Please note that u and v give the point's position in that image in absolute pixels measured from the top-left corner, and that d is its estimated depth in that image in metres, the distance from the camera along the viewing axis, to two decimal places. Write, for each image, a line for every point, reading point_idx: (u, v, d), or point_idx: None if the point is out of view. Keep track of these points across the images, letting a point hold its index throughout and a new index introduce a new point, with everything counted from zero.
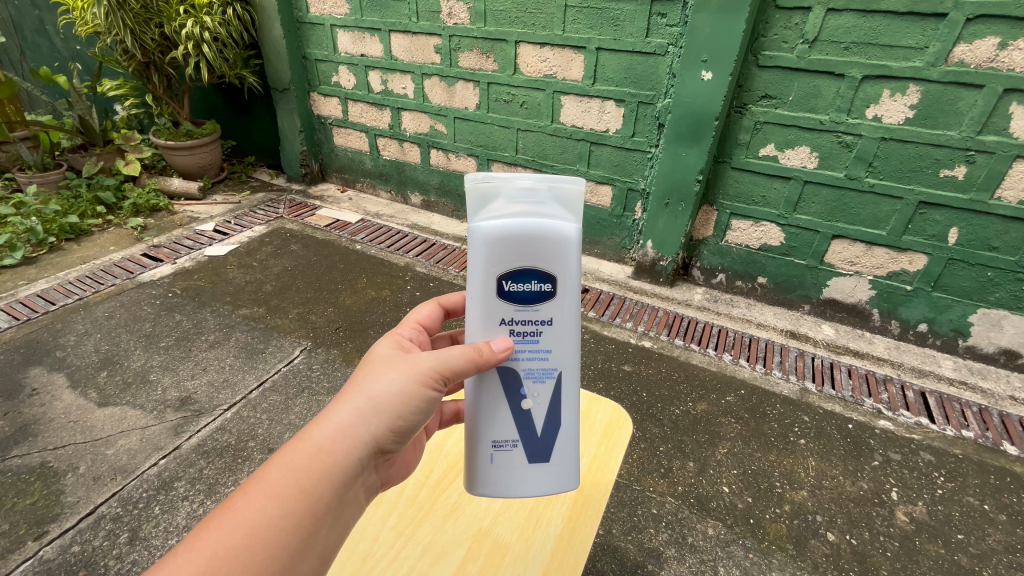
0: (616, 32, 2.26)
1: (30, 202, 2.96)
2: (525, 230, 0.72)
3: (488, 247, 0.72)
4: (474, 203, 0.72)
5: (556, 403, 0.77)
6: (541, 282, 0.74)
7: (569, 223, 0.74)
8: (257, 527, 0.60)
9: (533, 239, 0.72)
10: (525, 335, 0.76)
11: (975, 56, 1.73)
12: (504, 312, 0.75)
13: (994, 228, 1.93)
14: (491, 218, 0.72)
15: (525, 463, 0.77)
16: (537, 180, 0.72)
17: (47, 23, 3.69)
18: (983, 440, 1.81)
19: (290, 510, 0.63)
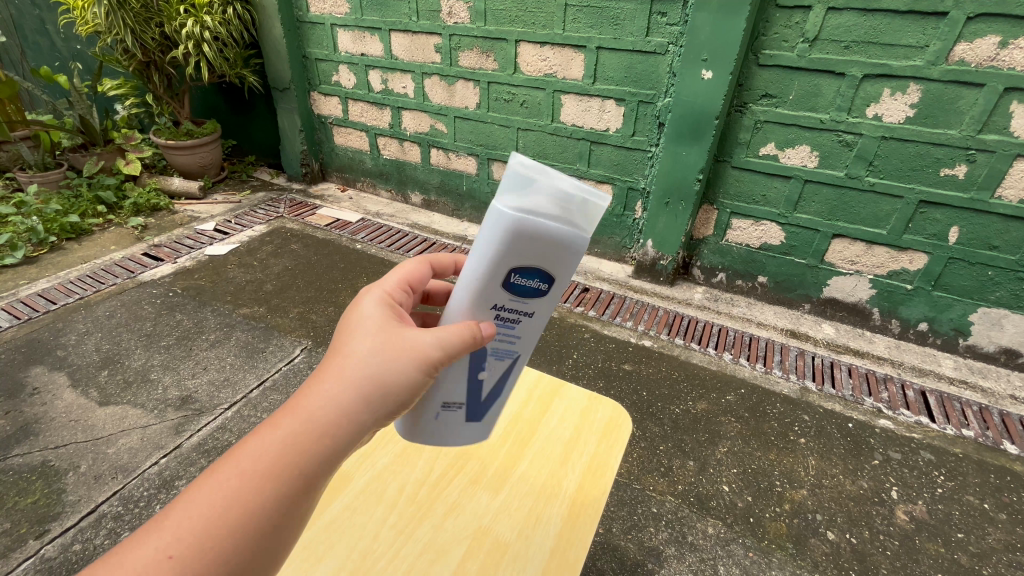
0: (616, 31, 2.26)
1: (31, 202, 2.97)
2: (543, 232, 0.67)
3: (506, 237, 0.66)
4: (510, 184, 0.65)
5: (505, 378, 0.80)
6: (540, 281, 0.71)
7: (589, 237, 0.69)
8: (222, 515, 0.56)
9: (551, 243, 0.67)
10: (506, 321, 0.74)
11: (975, 55, 1.73)
12: (498, 299, 0.72)
13: (995, 227, 1.93)
14: (518, 211, 0.65)
15: (463, 423, 0.80)
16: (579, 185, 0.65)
17: (48, 23, 3.69)
18: (983, 439, 1.81)
19: (256, 500, 0.57)
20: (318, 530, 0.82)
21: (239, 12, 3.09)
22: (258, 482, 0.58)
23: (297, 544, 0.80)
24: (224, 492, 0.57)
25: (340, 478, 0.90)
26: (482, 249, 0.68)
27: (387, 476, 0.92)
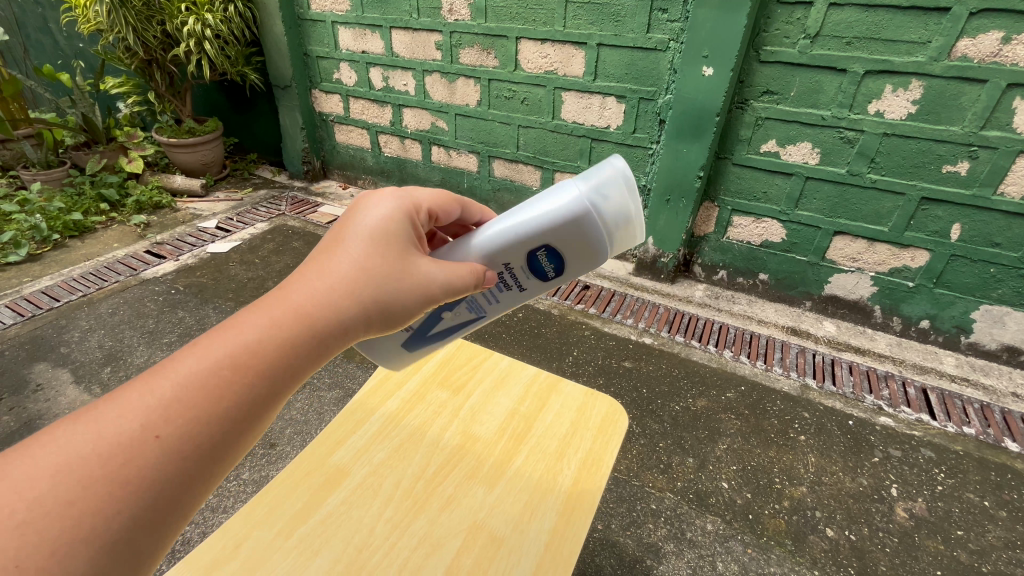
0: (617, 28, 2.25)
1: (34, 199, 2.99)
2: (588, 228, 0.79)
3: (567, 214, 0.79)
4: (604, 179, 0.79)
5: (458, 329, 0.89)
6: (554, 261, 0.83)
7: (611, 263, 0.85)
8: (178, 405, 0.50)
9: (590, 244, 0.81)
10: (503, 279, 0.85)
11: (978, 51, 1.72)
12: (514, 253, 0.83)
13: (997, 224, 1.91)
14: (587, 202, 0.78)
15: (397, 340, 0.88)
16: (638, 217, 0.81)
17: (50, 21, 3.71)
18: (984, 436, 1.80)
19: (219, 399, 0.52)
20: (314, 524, 0.83)
21: (240, 10, 3.10)
22: (241, 369, 0.53)
23: (294, 538, 0.81)
24: (198, 376, 0.52)
25: (338, 473, 0.91)
26: (542, 206, 0.81)
27: (384, 471, 0.93)
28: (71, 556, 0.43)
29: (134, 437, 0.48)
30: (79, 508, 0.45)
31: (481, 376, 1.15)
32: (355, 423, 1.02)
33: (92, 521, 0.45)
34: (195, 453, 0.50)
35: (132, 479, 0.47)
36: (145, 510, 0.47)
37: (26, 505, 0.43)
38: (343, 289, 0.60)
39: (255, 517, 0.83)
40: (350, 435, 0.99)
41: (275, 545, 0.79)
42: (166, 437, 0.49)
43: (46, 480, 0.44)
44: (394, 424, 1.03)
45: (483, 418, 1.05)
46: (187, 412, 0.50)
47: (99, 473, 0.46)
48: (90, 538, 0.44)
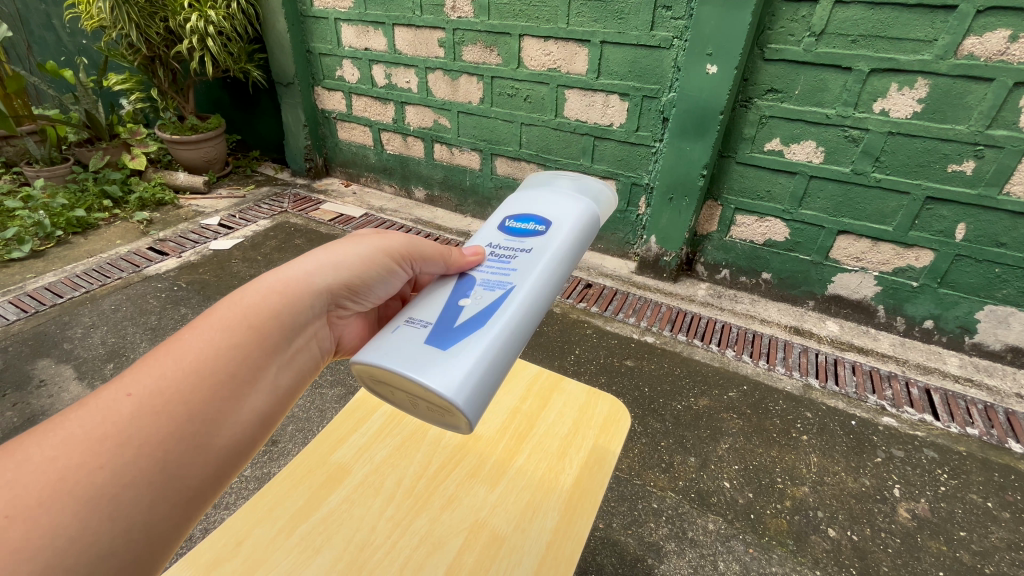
0: (620, 25, 2.24)
1: (38, 196, 2.99)
2: (544, 191, 0.93)
3: (517, 199, 0.94)
4: (529, 180, 1.01)
5: (492, 309, 0.75)
6: (537, 223, 0.87)
7: (590, 204, 0.91)
8: (156, 375, 0.58)
9: (553, 198, 0.90)
10: (503, 254, 0.84)
11: (985, 49, 1.70)
12: (495, 238, 0.88)
13: (1003, 224, 1.90)
14: (528, 186, 0.97)
15: (422, 343, 0.71)
16: (576, 175, 0.98)
17: (54, 18, 3.71)
18: (988, 437, 1.80)
19: (193, 367, 0.60)
20: (315, 521, 0.83)
21: (243, 7, 3.09)
22: (202, 338, 0.63)
23: (295, 537, 0.80)
24: (171, 354, 0.60)
25: (339, 471, 0.91)
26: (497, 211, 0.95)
27: (385, 470, 0.93)
28: (55, 505, 0.48)
29: (109, 402, 0.55)
30: (64, 463, 0.50)
31: None
32: (356, 421, 1.02)
33: (74, 473, 0.50)
34: (167, 409, 0.56)
35: (110, 436, 0.53)
36: (123, 462, 0.52)
37: (17, 468, 0.49)
38: (292, 271, 0.75)
39: (257, 514, 0.83)
40: (351, 433, 0.99)
41: (276, 543, 0.79)
42: (136, 396, 0.56)
43: (36, 446, 0.51)
44: (396, 423, 1.02)
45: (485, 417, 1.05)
46: (155, 373, 0.58)
47: (82, 435, 0.52)
48: (72, 488, 0.49)
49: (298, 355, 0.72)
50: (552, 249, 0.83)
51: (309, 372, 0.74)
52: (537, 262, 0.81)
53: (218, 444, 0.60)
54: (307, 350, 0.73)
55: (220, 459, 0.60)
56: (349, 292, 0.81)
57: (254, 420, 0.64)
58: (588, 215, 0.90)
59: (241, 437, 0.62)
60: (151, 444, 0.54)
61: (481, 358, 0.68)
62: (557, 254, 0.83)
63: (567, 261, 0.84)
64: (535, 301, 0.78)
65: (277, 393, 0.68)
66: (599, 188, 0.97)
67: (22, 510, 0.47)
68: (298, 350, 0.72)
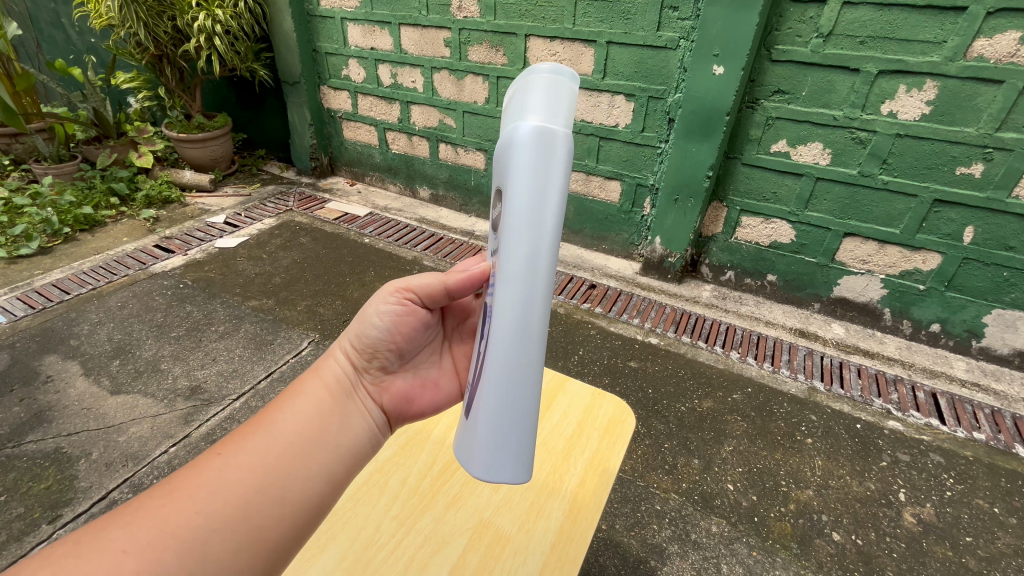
0: (627, 25, 2.23)
1: (45, 193, 3.01)
2: (496, 148, 0.58)
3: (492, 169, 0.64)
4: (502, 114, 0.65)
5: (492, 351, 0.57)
6: None
7: (527, 119, 0.51)
8: (241, 441, 0.67)
9: (499, 154, 0.57)
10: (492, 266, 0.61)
11: (996, 50, 1.69)
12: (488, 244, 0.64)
13: (1012, 227, 1.88)
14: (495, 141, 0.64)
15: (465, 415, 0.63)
16: (531, 76, 0.55)
17: (63, 16, 3.73)
18: (994, 442, 1.78)
19: (270, 433, 0.68)
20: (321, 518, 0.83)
21: (250, 6, 3.10)
22: (280, 409, 0.72)
23: None
24: (255, 424, 0.70)
25: None
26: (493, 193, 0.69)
27: (390, 468, 0.93)
28: (161, 547, 0.56)
29: (206, 463, 0.65)
30: (166, 513, 0.59)
31: None
32: None
33: (176, 521, 0.58)
34: (247, 470, 0.64)
35: (204, 489, 0.61)
36: (210, 512, 0.60)
37: (135, 514, 0.59)
38: (345, 345, 0.83)
39: None
40: None
41: None
42: (225, 455, 0.65)
43: (149, 498, 0.61)
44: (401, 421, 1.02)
45: None
46: (239, 439, 0.68)
47: (182, 490, 0.61)
48: (173, 533, 0.57)
49: (357, 418, 0.78)
50: (506, 243, 0.51)
51: (372, 434, 0.79)
52: (501, 287, 0.53)
53: (290, 499, 0.65)
54: (366, 415, 0.79)
55: (295, 513, 0.65)
56: (394, 353, 0.87)
57: (325, 476, 0.69)
58: (542, 140, 0.50)
59: (312, 493, 0.67)
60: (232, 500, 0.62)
61: (510, 419, 0.56)
62: (531, 243, 0.51)
63: (554, 234, 0.51)
64: (529, 335, 0.53)
65: (343, 451, 0.73)
66: (549, 69, 0.54)
67: (136, 547, 0.55)
68: (355, 414, 0.78)
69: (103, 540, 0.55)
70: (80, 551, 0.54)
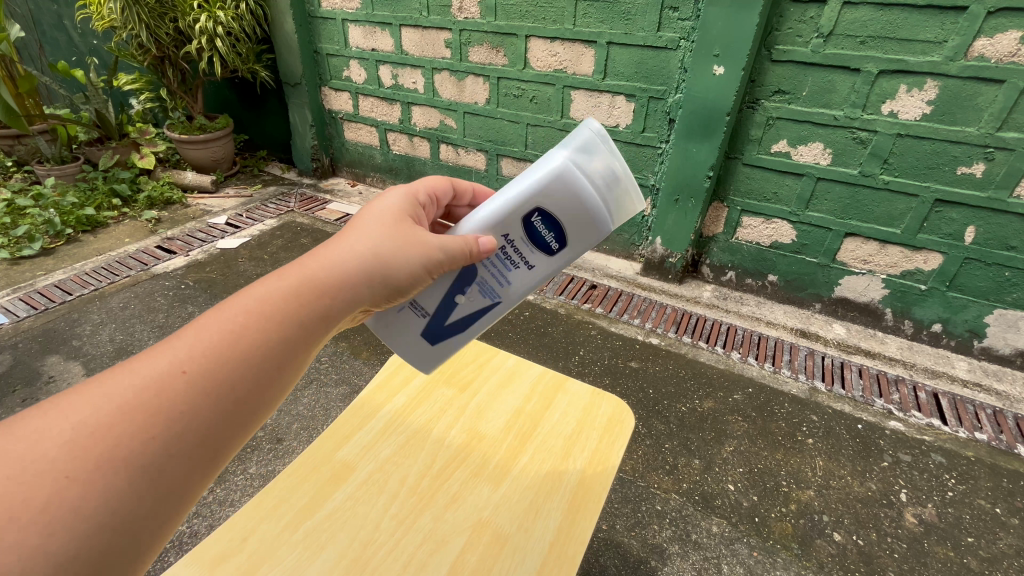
0: (627, 26, 2.24)
1: (48, 194, 3.02)
2: (583, 201, 0.82)
3: (559, 182, 0.81)
4: (574, 139, 0.84)
5: (475, 318, 0.89)
6: (555, 236, 0.84)
7: (612, 224, 0.85)
8: (206, 352, 0.56)
9: (582, 210, 0.82)
10: (508, 254, 0.86)
11: (996, 50, 1.69)
12: (514, 228, 0.85)
13: (1013, 226, 1.88)
14: (572, 163, 0.82)
15: (420, 330, 0.89)
16: (628, 187, 0.84)
17: (65, 18, 3.75)
18: (996, 442, 1.78)
19: (240, 352, 0.58)
20: (320, 518, 0.84)
21: (252, 7, 3.11)
22: (254, 317, 0.60)
23: (300, 532, 0.81)
24: (222, 334, 0.58)
25: (344, 468, 0.92)
26: (529, 177, 0.83)
27: (389, 468, 0.93)
28: (110, 471, 0.48)
29: (162, 372, 0.54)
30: (116, 432, 0.49)
31: (486, 374, 1.16)
32: (362, 419, 1.02)
33: (126, 443, 0.49)
34: (215, 393, 0.55)
35: (161, 411, 0.52)
36: (169, 438, 0.52)
37: (74, 426, 0.49)
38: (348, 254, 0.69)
39: (262, 511, 0.84)
40: (357, 431, 1.00)
41: (281, 538, 0.80)
42: (187, 372, 0.54)
43: (89, 407, 0.50)
44: (400, 421, 1.03)
45: (489, 416, 1.06)
46: (205, 349, 0.56)
47: (134, 404, 0.51)
48: (123, 459, 0.49)
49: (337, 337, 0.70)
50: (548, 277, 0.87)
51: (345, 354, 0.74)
52: (517, 292, 0.88)
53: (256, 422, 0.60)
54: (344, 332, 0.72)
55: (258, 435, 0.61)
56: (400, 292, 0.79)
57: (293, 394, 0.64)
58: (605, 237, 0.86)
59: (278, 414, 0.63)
60: (192, 424, 0.53)
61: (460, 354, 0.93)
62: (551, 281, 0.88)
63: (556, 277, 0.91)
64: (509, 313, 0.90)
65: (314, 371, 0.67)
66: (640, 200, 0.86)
67: (82, 473, 0.47)
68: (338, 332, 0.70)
69: (35, 458, 0.47)
70: (13, 467, 0.46)
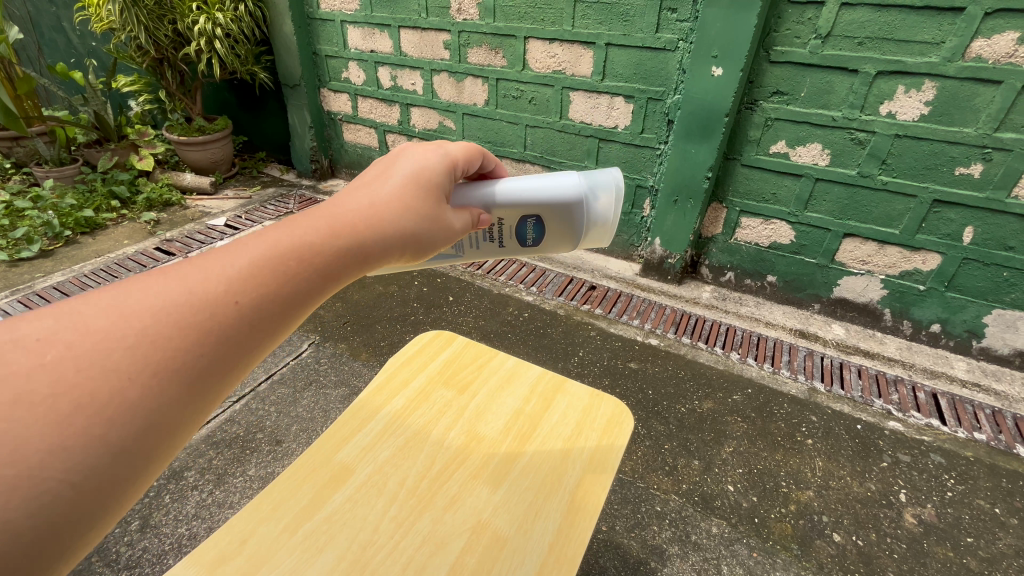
0: (626, 27, 2.24)
1: (47, 196, 3.02)
2: (572, 225, 1.02)
3: (565, 205, 0.99)
4: (595, 181, 1.01)
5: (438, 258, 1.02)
6: (535, 237, 1.02)
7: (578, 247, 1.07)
8: (263, 275, 0.53)
9: (566, 232, 1.02)
10: (491, 231, 1.00)
11: (993, 51, 1.69)
12: (511, 217, 0.99)
13: (1011, 227, 1.88)
14: (582, 197, 1.00)
15: None
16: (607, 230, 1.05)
17: (64, 20, 3.75)
18: (995, 442, 1.78)
19: (294, 281, 0.55)
20: (319, 520, 0.84)
21: (251, 9, 3.11)
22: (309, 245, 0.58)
23: (298, 535, 0.81)
24: (276, 258, 0.55)
25: (343, 470, 0.92)
26: (546, 190, 0.98)
27: (388, 470, 0.93)
28: (164, 382, 0.45)
29: (217, 288, 0.50)
30: (174, 342, 0.46)
31: (486, 376, 1.16)
32: (361, 421, 1.03)
33: (182, 355, 0.46)
34: (268, 318, 0.52)
35: (216, 328, 0.48)
36: (221, 358, 0.49)
37: (128, 325, 0.44)
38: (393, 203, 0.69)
39: (261, 513, 0.84)
40: (356, 433, 1.00)
41: (279, 541, 0.80)
42: (245, 295, 0.51)
43: (143, 308, 0.46)
44: (399, 423, 1.03)
45: (489, 417, 1.06)
46: (264, 271, 0.53)
47: (189, 315, 0.47)
48: (179, 371, 0.46)
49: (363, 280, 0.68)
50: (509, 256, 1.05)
51: None
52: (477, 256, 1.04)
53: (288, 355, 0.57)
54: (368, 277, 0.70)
55: None
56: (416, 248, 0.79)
57: None
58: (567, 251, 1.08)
59: None
60: (219, 365, 0.48)
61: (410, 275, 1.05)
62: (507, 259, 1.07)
63: None
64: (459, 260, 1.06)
65: None
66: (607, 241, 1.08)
67: (137, 379, 0.43)
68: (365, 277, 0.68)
69: (88, 353, 0.42)
70: (65, 360, 0.41)
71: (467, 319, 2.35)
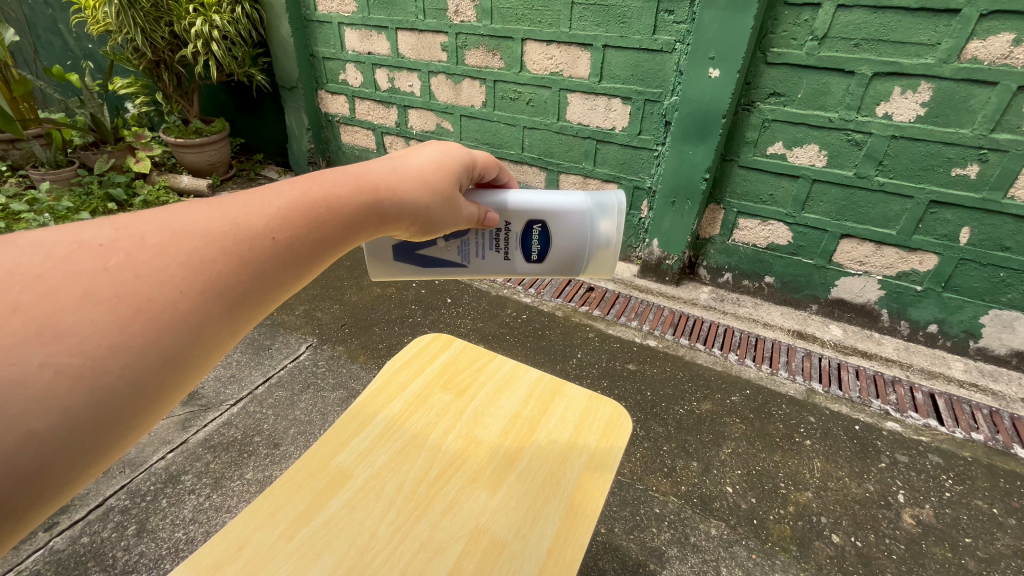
0: (622, 29, 2.24)
1: (43, 199, 3.01)
2: (573, 243, 1.02)
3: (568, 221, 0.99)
4: (600, 204, 1.01)
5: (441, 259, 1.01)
6: (537, 249, 1.02)
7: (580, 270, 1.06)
8: (294, 221, 0.58)
9: (567, 250, 1.02)
10: (496, 236, 1.00)
11: (989, 52, 1.70)
12: (515, 225, 1.00)
13: (1008, 227, 1.89)
14: (585, 215, 1.00)
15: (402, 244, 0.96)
16: (610, 256, 1.04)
17: (60, 22, 3.74)
18: (993, 442, 1.78)
19: (318, 232, 0.60)
20: (316, 525, 0.83)
21: (248, 11, 3.10)
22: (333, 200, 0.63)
23: (296, 540, 0.81)
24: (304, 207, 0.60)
25: (341, 475, 0.92)
26: (550, 204, 0.99)
27: (386, 475, 0.93)
28: (210, 300, 0.48)
29: (256, 227, 0.54)
30: (220, 266, 0.50)
31: (483, 380, 1.16)
32: (358, 425, 1.02)
33: (225, 280, 0.50)
34: (294, 260, 0.57)
35: (255, 259, 0.53)
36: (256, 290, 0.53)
37: (181, 244, 0.48)
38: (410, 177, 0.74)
39: (259, 517, 0.83)
40: (353, 437, 0.99)
41: (277, 547, 0.80)
42: (279, 237, 0.56)
43: (192, 233, 0.49)
44: (396, 427, 1.03)
45: (487, 422, 1.05)
46: (296, 218, 0.58)
47: (233, 246, 0.51)
48: (223, 294, 0.49)
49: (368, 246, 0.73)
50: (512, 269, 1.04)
51: None
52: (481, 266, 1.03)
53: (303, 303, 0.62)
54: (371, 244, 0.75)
55: None
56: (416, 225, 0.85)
57: None
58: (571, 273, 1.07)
59: None
60: (256, 295, 0.53)
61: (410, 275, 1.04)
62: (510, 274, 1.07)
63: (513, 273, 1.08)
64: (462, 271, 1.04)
65: None
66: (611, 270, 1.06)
67: (189, 293, 0.47)
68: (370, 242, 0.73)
69: (147, 264, 0.45)
70: (130, 267, 0.44)
71: (465, 321, 2.35)
